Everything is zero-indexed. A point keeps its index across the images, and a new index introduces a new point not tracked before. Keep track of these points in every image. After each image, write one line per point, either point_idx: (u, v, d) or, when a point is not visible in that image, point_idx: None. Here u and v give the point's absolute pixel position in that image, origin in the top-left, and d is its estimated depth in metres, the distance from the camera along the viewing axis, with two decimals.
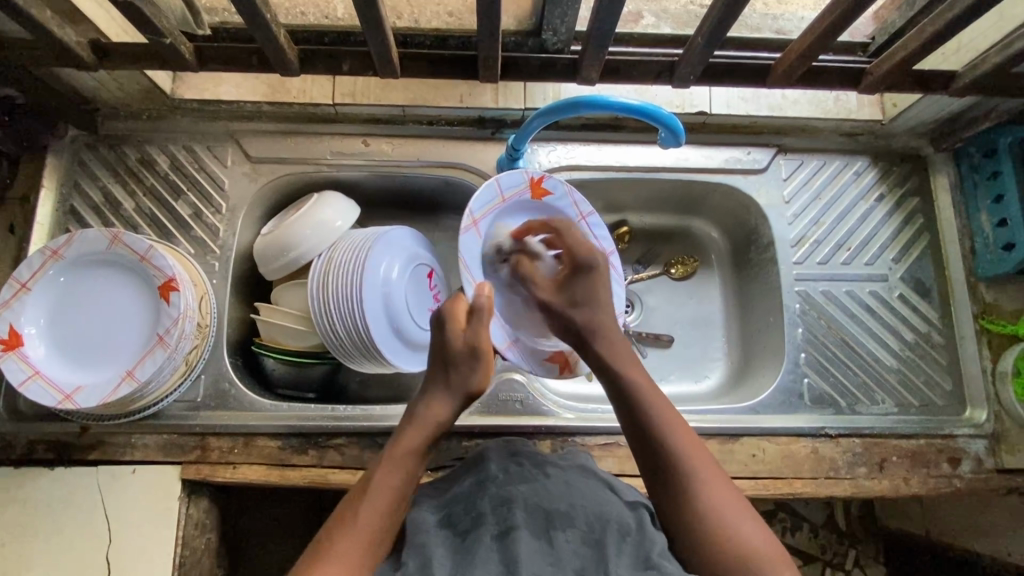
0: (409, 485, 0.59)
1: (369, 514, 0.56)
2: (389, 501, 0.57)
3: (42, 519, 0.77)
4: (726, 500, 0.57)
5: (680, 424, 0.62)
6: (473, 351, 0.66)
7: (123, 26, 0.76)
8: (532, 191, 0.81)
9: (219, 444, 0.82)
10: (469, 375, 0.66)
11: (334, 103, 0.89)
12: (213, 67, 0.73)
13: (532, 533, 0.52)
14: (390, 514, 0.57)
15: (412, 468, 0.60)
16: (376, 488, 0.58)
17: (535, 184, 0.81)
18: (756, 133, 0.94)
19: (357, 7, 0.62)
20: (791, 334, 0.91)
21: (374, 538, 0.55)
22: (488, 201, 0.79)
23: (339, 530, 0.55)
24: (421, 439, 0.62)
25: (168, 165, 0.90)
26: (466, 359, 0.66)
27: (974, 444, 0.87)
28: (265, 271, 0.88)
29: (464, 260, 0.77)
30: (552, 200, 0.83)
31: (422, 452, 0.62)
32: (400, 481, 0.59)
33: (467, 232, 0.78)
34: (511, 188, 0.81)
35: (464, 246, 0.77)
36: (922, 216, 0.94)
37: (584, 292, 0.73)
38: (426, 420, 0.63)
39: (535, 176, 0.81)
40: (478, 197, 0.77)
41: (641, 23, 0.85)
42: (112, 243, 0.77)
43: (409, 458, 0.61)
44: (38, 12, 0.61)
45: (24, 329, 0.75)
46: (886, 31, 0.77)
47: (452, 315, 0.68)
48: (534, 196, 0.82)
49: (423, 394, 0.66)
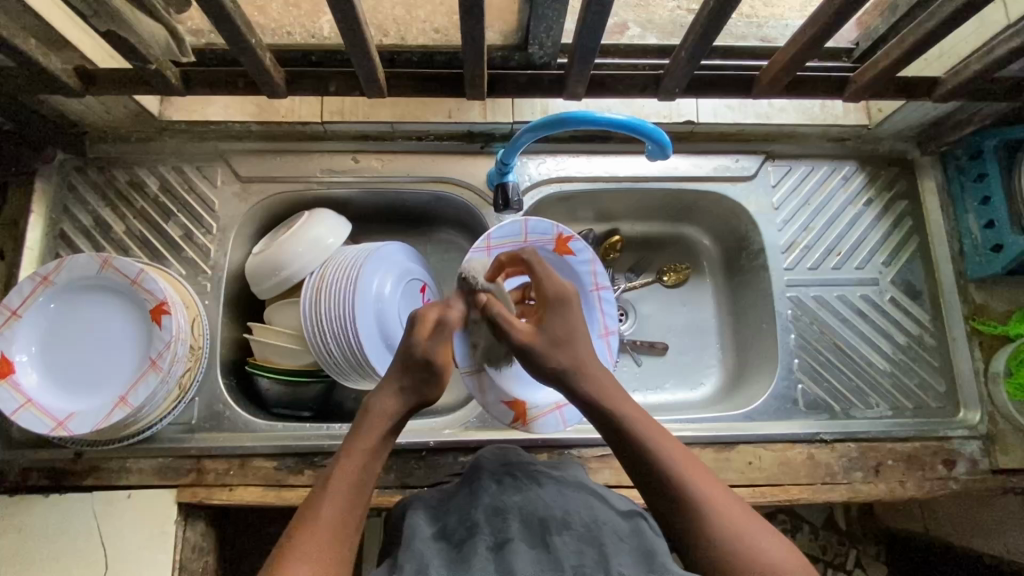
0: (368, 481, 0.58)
1: (331, 513, 0.54)
2: (352, 496, 0.56)
3: (40, 546, 0.77)
4: (737, 515, 0.55)
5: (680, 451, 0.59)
6: (430, 366, 0.62)
7: (109, 51, 0.76)
8: (558, 245, 0.84)
9: (215, 466, 0.81)
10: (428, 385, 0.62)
11: (322, 121, 0.89)
12: (199, 90, 0.73)
13: (528, 543, 0.52)
14: (354, 508, 0.55)
15: (373, 462, 0.59)
16: (337, 483, 0.56)
17: (561, 241, 0.84)
18: (744, 141, 0.95)
19: (343, 31, 0.62)
20: (784, 339, 0.91)
21: (337, 540, 0.53)
22: (511, 235, 0.83)
23: (299, 533, 0.53)
24: (378, 432, 0.60)
25: (158, 188, 0.90)
26: (423, 370, 0.62)
27: (969, 445, 0.87)
28: (257, 291, 0.87)
29: None
30: (574, 260, 0.85)
31: (379, 446, 0.59)
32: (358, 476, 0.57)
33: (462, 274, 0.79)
34: (539, 234, 0.84)
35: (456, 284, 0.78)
36: (910, 219, 0.95)
37: (563, 329, 0.65)
38: (382, 413, 0.61)
39: (565, 233, 0.84)
40: (507, 225, 0.82)
41: (627, 34, 0.86)
42: (103, 267, 0.77)
43: (368, 455, 0.59)
44: (24, 42, 0.61)
45: (16, 357, 0.75)
46: (871, 38, 0.81)
47: (420, 323, 0.63)
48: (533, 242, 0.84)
49: (379, 389, 0.63)
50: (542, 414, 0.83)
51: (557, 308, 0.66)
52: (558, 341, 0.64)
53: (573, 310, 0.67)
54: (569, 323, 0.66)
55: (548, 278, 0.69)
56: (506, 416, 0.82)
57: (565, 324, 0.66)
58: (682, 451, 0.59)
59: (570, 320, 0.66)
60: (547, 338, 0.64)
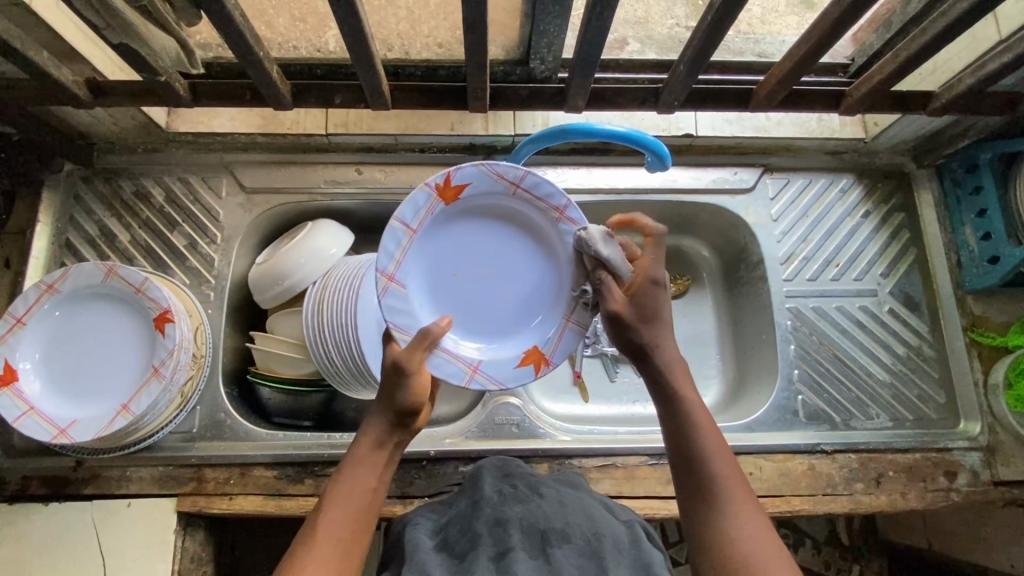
0: (364, 500, 0.56)
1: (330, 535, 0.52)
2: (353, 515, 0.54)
3: (38, 555, 0.77)
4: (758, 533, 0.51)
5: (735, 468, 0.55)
6: (400, 368, 0.60)
7: (119, 64, 0.77)
8: (443, 199, 0.68)
9: (215, 475, 0.81)
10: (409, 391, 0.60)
11: (327, 134, 0.90)
12: (206, 102, 0.74)
13: (529, 553, 0.52)
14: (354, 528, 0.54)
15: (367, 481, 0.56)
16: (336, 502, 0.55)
17: (443, 190, 0.67)
18: (742, 154, 0.96)
19: (348, 44, 0.64)
20: (783, 350, 0.91)
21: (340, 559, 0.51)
22: (397, 244, 0.66)
23: (301, 553, 0.51)
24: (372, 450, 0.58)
25: (163, 198, 0.91)
26: (392, 375, 0.60)
27: (970, 456, 0.87)
28: (260, 299, 0.88)
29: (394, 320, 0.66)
30: (469, 192, 0.68)
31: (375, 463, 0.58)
32: (353, 495, 0.55)
33: (386, 290, 0.66)
34: (416, 214, 0.67)
35: (387, 307, 0.66)
36: (907, 231, 0.96)
37: (653, 309, 0.62)
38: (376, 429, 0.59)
39: (439, 181, 0.66)
40: (384, 247, 0.66)
41: (627, 49, 0.88)
42: (107, 276, 0.78)
43: (361, 473, 0.57)
44: (35, 54, 0.62)
45: (19, 364, 0.75)
46: (866, 53, 0.83)
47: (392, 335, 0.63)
48: (449, 201, 0.68)
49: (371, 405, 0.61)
50: (554, 347, 0.71)
51: (655, 289, 0.63)
52: (646, 319, 0.62)
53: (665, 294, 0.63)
54: (664, 305, 0.63)
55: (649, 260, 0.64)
56: (528, 375, 0.70)
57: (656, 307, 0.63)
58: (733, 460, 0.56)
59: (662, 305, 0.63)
60: (637, 315, 0.62)
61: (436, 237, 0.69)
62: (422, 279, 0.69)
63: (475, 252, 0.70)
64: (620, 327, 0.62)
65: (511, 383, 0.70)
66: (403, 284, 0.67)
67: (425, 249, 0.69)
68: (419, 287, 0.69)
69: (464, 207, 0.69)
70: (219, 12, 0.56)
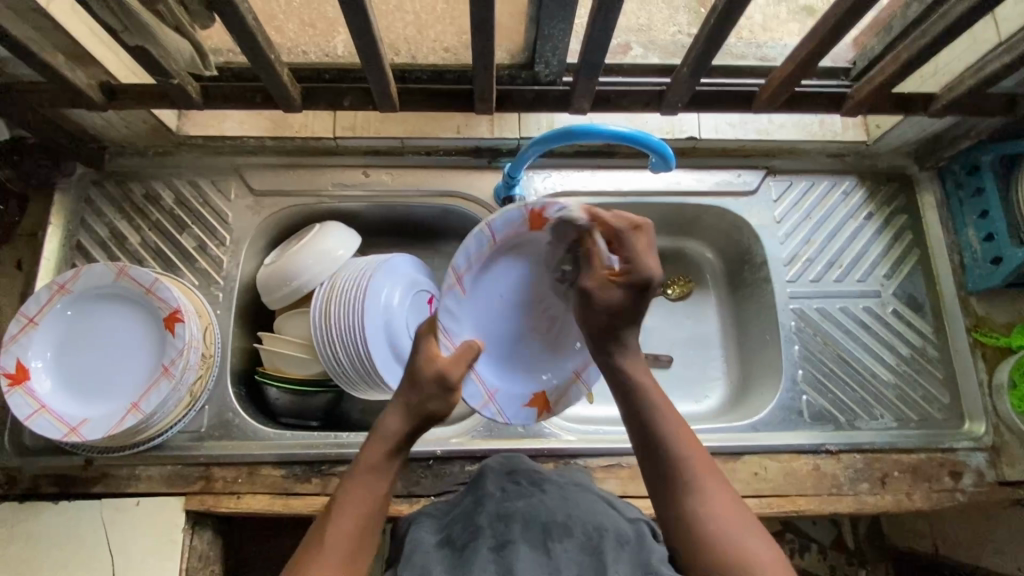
0: (374, 505, 0.56)
1: (339, 535, 0.53)
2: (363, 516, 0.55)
3: (48, 553, 0.78)
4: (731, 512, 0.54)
5: (697, 444, 0.59)
6: (440, 381, 0.62)
7: (131, 68, 0.79)
8: (530, 224, 0.69)
9: (222, 474, 0.82)
10: (432, 400, 0.61)
11: (335, 137, 0.92)
12: (217, 105, 0.76)
13: (529, 546, 0.53)
14: (364, 529, 0.55)
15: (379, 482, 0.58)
16: (346, 505, 0.55)
17: (535, 218, 0.69)
18: (745, 156, 0.97)
19: (359, 48, 0.65)
20: (787, 351, 0.92)
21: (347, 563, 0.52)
22: (476, 251, 0.70)
23: (310, 557, 0.52)
24: (384, 451, 0.59)
25: (173, 201, 0.92)
26: (431, 386, 0.62)
27: (975, 457, 0.87)
28: (268, 301, 0.89)
29: (443, 325, 0.69)
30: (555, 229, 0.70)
31: (389, 467, 0.58)
32: (364, 500, 0.56)
33: (449, 292, 0.70)
34: (504, 230, 0.69)
35: (444, 309, 0.69)
36: (910, 232, 0.97)
37: (634, 303, 0.63)
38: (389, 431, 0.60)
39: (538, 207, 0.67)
40: (467, 246, 0.69)
41: (630, 53, 0.89)
42: (118, 276, 0.79)
43: (373, 478, 0.57)
44: (52, 57, 0.64)
45: (31, 363, 0.76)
46: (867, 57, 0.83)
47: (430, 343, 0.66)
48: (531, 228, 0.70)
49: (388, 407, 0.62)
50: (561, 396, 0.77)
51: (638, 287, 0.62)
52: (619, 313, 0.63)
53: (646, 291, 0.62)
54: (646, 302, 0.63)
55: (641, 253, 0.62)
56: (529, 416, 0.77)
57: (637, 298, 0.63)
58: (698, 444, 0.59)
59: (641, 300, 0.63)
60: (611, 307, 0.63)
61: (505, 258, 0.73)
62: (478, 295, 0.73)
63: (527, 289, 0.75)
64: (597, 316, 0.64)
65: (513, 419, 0.76)
66: (463, 295, 0.71)
67: (490, 266, 0.73)
68: (473, 302, 0.73)
69: (543, 238, 0.72)
70: (233, 16, 0.58)
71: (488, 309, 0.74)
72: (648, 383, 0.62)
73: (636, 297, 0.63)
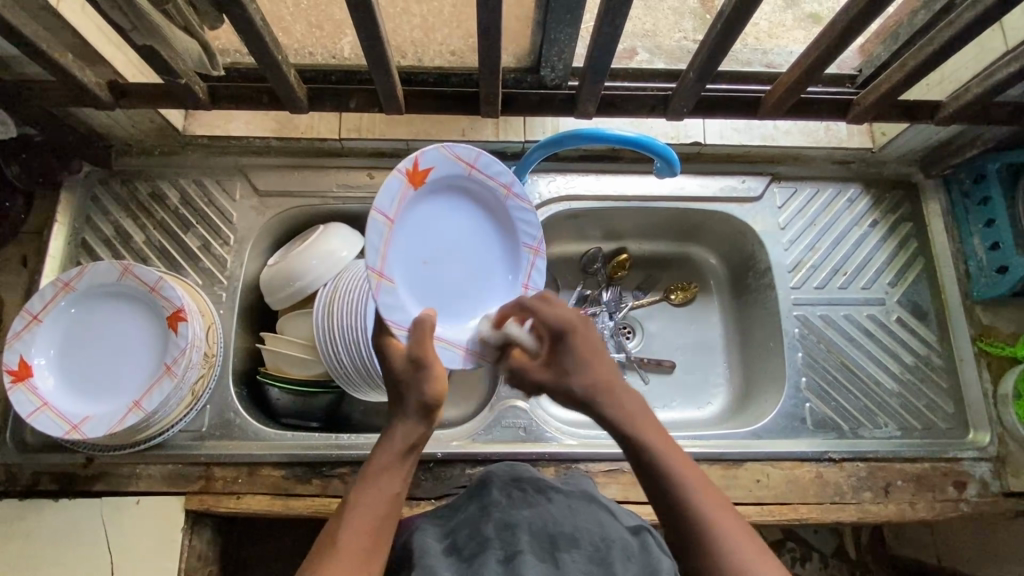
0: (388, 503, 0.54)
1: (347, 544, 0.51)
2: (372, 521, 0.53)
3: (47, 551, 0.77)
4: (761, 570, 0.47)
5: (713, 493, 0.52)
6: (417, 362, 0.58)
7: (139, 67, 0.79)
8: (414, 183, 0.62)
9: (223, 474, 0.82)
10: (422, 384, 0.58)
11: (340, 138, 0.92)
12: (224, 105, 0.76)
13: (538, 557, 0.52)
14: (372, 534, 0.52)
15: (387, 484, 0.55)
16: (361, 506, 0.54)
17: (412, 175, 0.61)
18: (750, 163, 0.97)
19: (365, 50, 0.65)
20: (791, 358, 0.91)
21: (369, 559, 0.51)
22: (380, 235, 0.59)
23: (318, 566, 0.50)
24: (387, 451, 0.57)
25: (178, 200, 0.92)
26: (413, 368, 0.58)
27: (979, 467, 0.87)
28: (271, 301, 0.89)
29: (392, 321, 0.61)
30: (434, 175, 0.63)
31: (395, 466, 0.56)
32: (372, 501, 0.54)
33: (378, 288, 0.59)
34: (393, 200, 0.60)
35: (382, 304, 0.60)
36: (915, 240, 0.96)
37: (572, 362, 0.60)
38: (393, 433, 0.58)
39: (405, 165, 0.60)
40: (370, 241, 0.58)
41: (636, 59, 0.89)
42: (123, 275, 0.79)
43: (383, 475, 0.56)
44: (61, 56, 0.64)
45: (34, 360, 0.77)
46: (873, 65, 0.83)
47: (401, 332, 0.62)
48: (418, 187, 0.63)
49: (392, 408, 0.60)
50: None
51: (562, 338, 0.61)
52: (563, 372, 0.60)
53: (578, 337, 0.61)
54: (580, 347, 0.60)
55: (544, 309, 0.61)
56: None
57: (575, 356, 0.60)
58: (718, 498, 0.52)
59: (581, 354, 0.60)
60: (556, 368, 0.61)
61: (410, 223, 0.63)
62: (405, 267, 0.63)
63: (445, 236, 0.66)
64: (547, 386, 0.61)
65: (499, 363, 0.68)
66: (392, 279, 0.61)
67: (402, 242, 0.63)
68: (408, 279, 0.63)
69: (436, 188, 0.65)
70: (242, 16, 0.58)
71: (422, 276, 0.65)
72: (649, 432, 0.55)
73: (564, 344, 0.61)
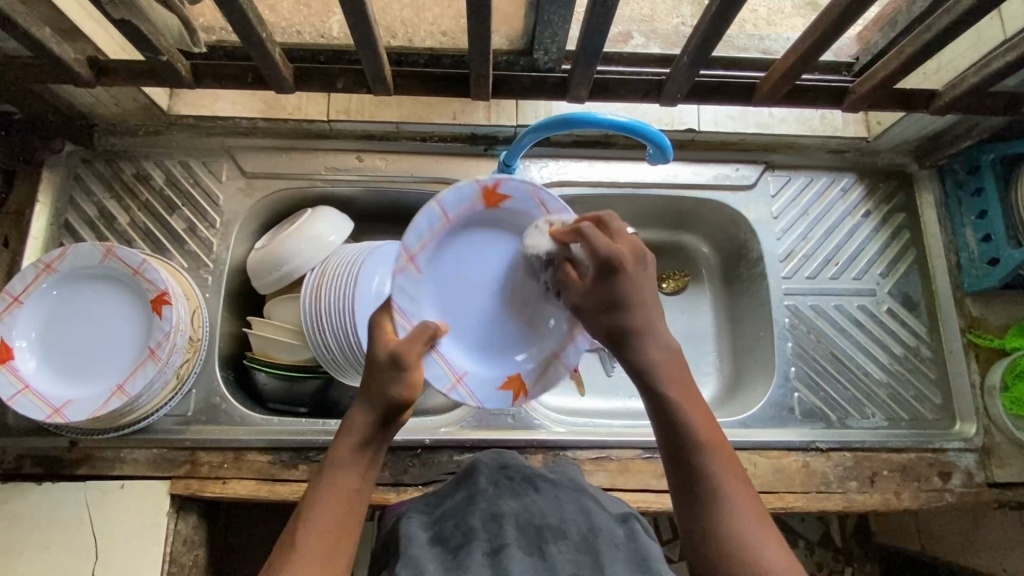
0: (346, 501, 0.53)
1: (306, 540, 0.50)
2: (329, 517, 0.52)
3: (29, 534, 0.77)
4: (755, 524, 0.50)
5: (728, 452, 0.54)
6: (393, 360, 0.58)
7: (121, 44, 0.77)
8: (484, 200, 0.67)
9: (209, 459, 0.81)
10: (392, 384, 0.57)
11: (329, 120, 0.90)
12: (208, 84, 0.74)
13: (523, 551, 0.51)
14: (332, 531, 0.51)
15: (349, 480, 0.54)
16: (323, 498, 0.53)
17: (488, 192, 0.67)
18: (745, 150, 0.96)
19: (352, 29, 0.63)
20: (781, 347, 0.91)
21: (323, 555, 0.50)
22: (430, 225, 0.65)
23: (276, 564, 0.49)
24: (351, 447, 0.56)
25: (163, 180, 0.91)
26: (386, 366, 0.58)
27: (965, 457, 0.87)
28: (259, 285, 0.88)
29: (397, 307, 0.64)
30: (512, 205, 0.69)
31: (357, 463, 0.55)
32: (331, 498, 0.53)
33: (403, 271, 0.64)
34: (457, 206, 0.66)
35: (399, 287, 0.64)
36: (907, 231, 0.96)
37: (615, 296, 0.60)
38: (354, 427, 0.57)
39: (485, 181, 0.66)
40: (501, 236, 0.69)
41: (631, 43, 0.88)
42: (105, 257, 0.78)
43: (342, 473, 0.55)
44: (38, 30, 0.62)
45: (15, 342, 0.75)
46: (870, 52, 0.82)
47: (381, 329, 0.62)
48: (487, 205, 0.68)
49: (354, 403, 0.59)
50: (539, 375, 0.72)
51: (616, 281, 0.60)
52: (609, 305, 0.60)
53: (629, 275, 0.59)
54: (627, 289, 0.59)
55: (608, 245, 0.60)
56: (506, 399, 0.71)
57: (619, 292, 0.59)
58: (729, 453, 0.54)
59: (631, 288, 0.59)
60: (599, 303, 0.61)
61: (463, 237, 0.68)
62: (438, 275, 0.68)
63: (493, 265, 0.70)
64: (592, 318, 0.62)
65: (487, 404, 0.70)
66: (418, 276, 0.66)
67: (450, 244, 0.68)
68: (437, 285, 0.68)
69: (503, 214, 0.69)
70: None
71: (450, 292, 0.68)
72: (680, 389, 0.57)
73: (613, 284, 0.60)
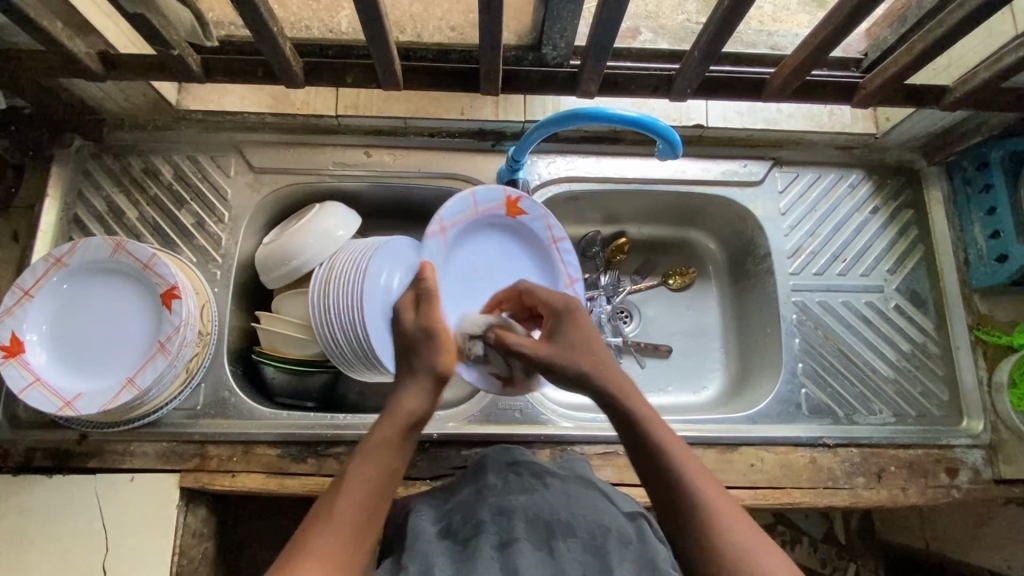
0: (387, 478, 0.56)
1: (346, 510, 0.53)
2: (367, 492, 0.54)
3: (41, 525, 0.78)
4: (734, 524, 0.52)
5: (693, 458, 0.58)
6: (429, 334, 0.67)
7: (131, 37, 0.77)
8: (507, 208, 0.85)
9: (218, 452, 0.82)
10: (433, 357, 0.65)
11: (337, 114, 0.90)
12: (218, 79, 0.74)
13: (533, 545, 0.52)
14: (371, 506, 0.54)
15: (392, 459, 0.57)
16: (359, 477, 0.55)
17: (512, 203, 0.85)
18: (753, 146, 0.96)
19: (363, 23, 0.63)
20: (788, 343, 0.91)
21: (357, 530, 0.52)
22: (461, 211, 0.82)
23: (315, 528, 0.51)
24: (394, 428, 0.59)
25: (172, 175, 0.91)
26: (424, 342, 0.66)
27: (972, 454, 0.87)
28: (265, 280, 0.88)
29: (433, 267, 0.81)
30: (527, 220, 0.87)
31: (398, 444, 0.58)
32: (373, 474, 0.55)
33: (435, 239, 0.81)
34: (486, 203, 0.84)
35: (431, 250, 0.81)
36: (915, 228, 0.96)
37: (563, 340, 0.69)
38: (401, 410, 0.60)
39: (512, 195, 0.84)
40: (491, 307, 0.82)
41: (638, 38, 0.88)
42: (115, 251, 0.78)
43: (386, 450, 0.57)
44: (49, 24, 0.62)
45: (25, 335, 0.76)
46: (879, 48, 0.81)
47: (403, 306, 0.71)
48: (508, 212, 0.86)
49: (404, 387, 0.63)
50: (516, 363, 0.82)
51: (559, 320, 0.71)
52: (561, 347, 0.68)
53: (575, 321, 0.71)
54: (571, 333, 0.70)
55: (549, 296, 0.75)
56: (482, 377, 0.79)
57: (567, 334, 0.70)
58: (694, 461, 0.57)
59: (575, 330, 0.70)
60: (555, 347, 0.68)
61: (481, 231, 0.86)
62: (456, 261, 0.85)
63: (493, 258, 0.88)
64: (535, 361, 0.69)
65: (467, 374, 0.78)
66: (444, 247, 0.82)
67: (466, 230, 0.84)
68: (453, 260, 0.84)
69: (517, 225, 0.88)
70: None
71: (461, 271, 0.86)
72: (641, 412, 0.61)
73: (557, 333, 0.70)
